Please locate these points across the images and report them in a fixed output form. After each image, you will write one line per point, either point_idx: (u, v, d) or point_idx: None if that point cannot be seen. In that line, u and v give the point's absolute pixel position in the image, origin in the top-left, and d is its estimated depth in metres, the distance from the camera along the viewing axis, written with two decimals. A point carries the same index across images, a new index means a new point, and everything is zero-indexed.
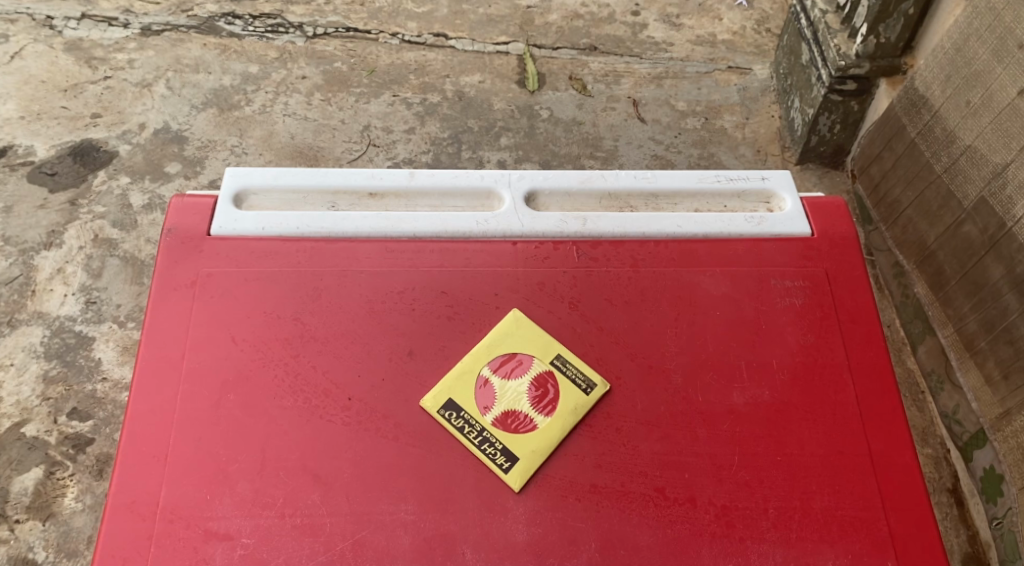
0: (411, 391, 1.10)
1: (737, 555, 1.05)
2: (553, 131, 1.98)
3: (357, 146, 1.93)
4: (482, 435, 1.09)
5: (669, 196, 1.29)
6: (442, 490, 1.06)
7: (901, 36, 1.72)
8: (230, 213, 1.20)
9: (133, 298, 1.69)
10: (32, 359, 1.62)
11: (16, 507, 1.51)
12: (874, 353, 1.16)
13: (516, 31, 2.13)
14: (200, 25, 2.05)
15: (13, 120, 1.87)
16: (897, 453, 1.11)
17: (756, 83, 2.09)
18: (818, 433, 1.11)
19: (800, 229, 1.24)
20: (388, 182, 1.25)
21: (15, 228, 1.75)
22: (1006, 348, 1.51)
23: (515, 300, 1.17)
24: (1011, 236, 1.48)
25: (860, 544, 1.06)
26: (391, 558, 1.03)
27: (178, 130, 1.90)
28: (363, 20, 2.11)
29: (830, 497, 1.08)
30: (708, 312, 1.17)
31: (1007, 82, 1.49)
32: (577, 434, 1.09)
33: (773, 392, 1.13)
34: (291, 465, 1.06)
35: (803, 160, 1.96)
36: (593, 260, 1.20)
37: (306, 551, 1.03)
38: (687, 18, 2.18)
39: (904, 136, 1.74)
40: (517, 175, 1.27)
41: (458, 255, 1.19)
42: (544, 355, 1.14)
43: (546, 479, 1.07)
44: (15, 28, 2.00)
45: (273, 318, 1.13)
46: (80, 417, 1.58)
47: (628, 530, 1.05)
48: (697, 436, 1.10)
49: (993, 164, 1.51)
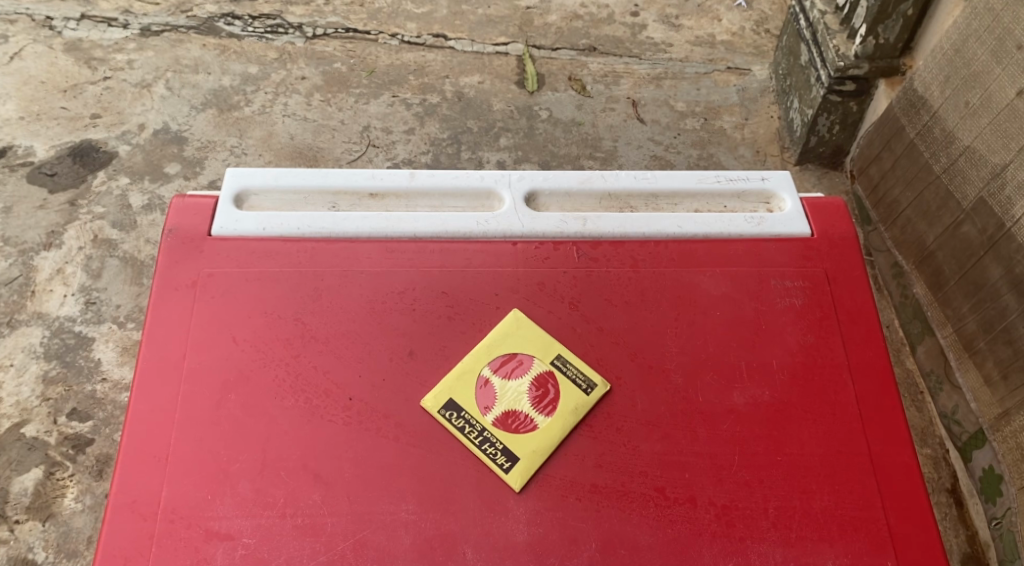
0: (411, 391, 1.10)
1: (737, 554, 1.05)
2: (553, 131, 1.99)
3: (356, 147, 1.93)
4: (482, 435, 1.09)
5: (669, 196, 1.29)
6: (442, 490, 1.06)
7: (900, 37, 1.73)
8: (230, 213, 1.20)
9: (133, 298, 1.70)
10: (32, 359, 1.63)
11: (16, 507, 1.51)
12: (873, 353, 1.16)
13: (515, 32, 2.13)
14: (199, 26, 2.05)
15: (13, 121, 1.88)
16: (897, 453, 1.11)
17: (756, 84, 2.09)
18: (818, 433, 1.11)
19: (800, 229, 1.24)
20: (388, 183, 1.25)
21: (15, 228, 1.75)
22: (1005, 348, 1.51)
23: (515, 300, 1.17)
24: (1010, 236, 1.48)
25: (860, 544, 1.07)
26: (391, 558, 1.03)
27: (177, 130, 1.90)
28: (363, 20, 2.11)
29: (830, 496, 1.08)
30: (708, 312, 1.17)
31: (1006, 83, 1.49)
32: (577, 434, 1.10)
33: (773, 392, 1.13)
34: (291, 465, 1.06)
35: (802, 161, 1.97)
36: (593, 260, 1.20)
37: (307, 551, 1.03)
38: (687, 19, 2.19)
39: (903, 136, 1.74)
40: (517, 175, 1.27)
41: (458, 255, 1.19)
42: (544, 355, 1.14)
43: (546, 479, 1.07)
44: (14, 28, 2.00)
45: (274, 319, 1.14)
46: (79, 418, 1.58)
47: (628, 530, 1.05)
48: (697, 436, 1.10)
49: (992, 165, 1.52)
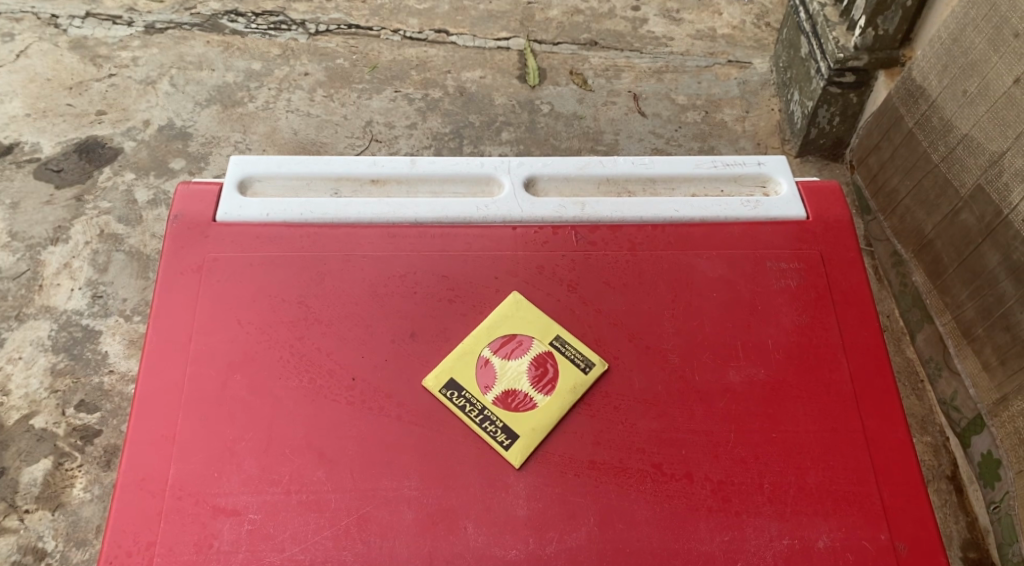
0: (413, 372, 1.13)
1: (732, 529, 1.07)
2: (554, 125, 2.01)
3: (359, 142, 1.95)
4: (483, 413, 1.11)
5: (667, 181, 1.31)
6: (443, 467, 1.08)
7: (899, 28, 1.74)
8: (235, 200, 1.22)
9: (139, 292, 1.72)
10: (40, 352, 1.65)
11: (25, 498, 1.53)
12: (868, 332, 1.18)
13: (516, 27, 2.16)
14: (203, 23, 2.08)
15: (19, 118, 1.90)
16: (889, 430, 1.13)
17: (756, 77, 2.11)
18: (813, 410, 1.13)
19: (795, 213, 1.26)
20: (389, 170, 1.27)
21: (22, 223, 1.78)
22: (1002, 334, 1.52)
23: (514, 283, 1.19)
24: (1008, 223, 1.50)
25: (854, 518, 1.08)
26: (394, 533, 1.05)
27: (181, 127, 1.93)
28: (364, 17, 2.13)
29: (824, 471, 1.10)
30: (705, 294, 1.19)
31: (1003, 71, 1.51)
32: (575, 412, 1.12)
33: (769, 370, 1.15)
34: (297, 443, 1.08)
35: (803, 152, 1.99)
36: (591, 244, 1.22)
37: (312, 526, 1.05)
38: (688, 13, 2.21)
39: (901, 126, 1.76)
40: (517, 161, 1.29)
41: (459, 240, 1.21)
42: (543, 336, 1.16)
43: (545, 456, 1.09)
44: (20, 27, 2.03)
45: (278, 302, 1.16)
46: (88, 409, 1.61)
47: (626, 506, 1.07)
48: (693, 413, 1.12)
49: (990, 153, 1.53)
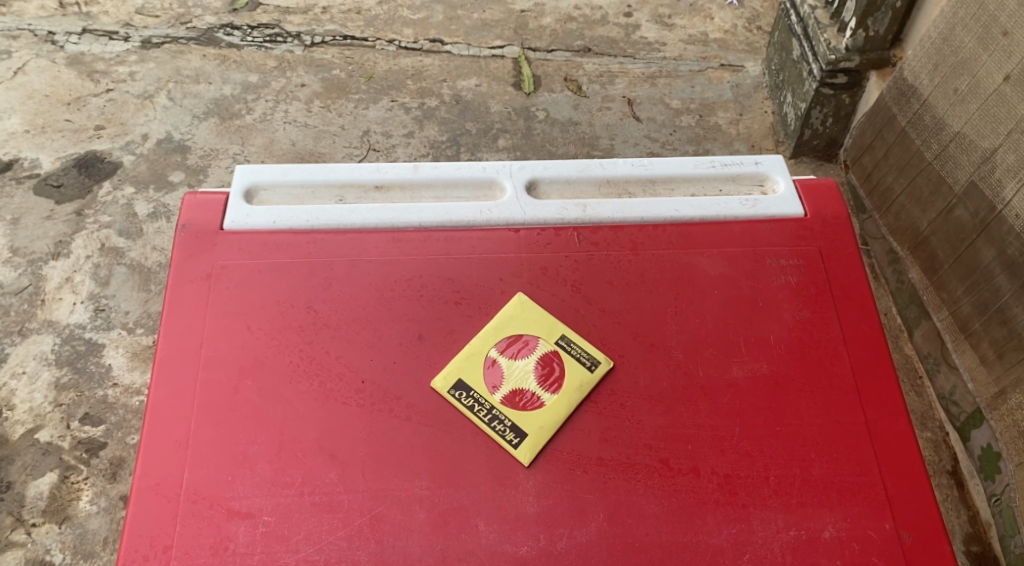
0: (421, 373, 1.14)
1: (739, 521, 1.09)
2: (550, 131, 2.03)
3: (357, 151, 1.97)
4: (491, 413, 1.13)
5: (666, 181, 1.33)
6: (453, 466, 1.10)
7: (890, 29, 1.77)
8: (241, 208, 1.24)
9: (141, 305, 1.73)
10: (44, 367, 1.66)
11: (31, 511, 1.54)
12: (868, 326, 1.20)
13: (511, 35, 2.18)
14: (199, 37, 2.10)
15: (18, 134, 1.92)
16: (891, 420, 1.15)
17: (748, 80, 2.14)
18: (816, 403, 1.15)
19: (793, 210, 1.28)
20: (393, 176, 1.29)
21: (23, 238, 1.79)
22: (999, 329, 1.54)
23: (519, 285, 1.21)
24: (1001, 219, 1.52)
25: (859, 507, 1.10)
26: (406, 532, 1.07)
27: (180, 140, 1.94)
28: (360, 28, 2.16)
29: (829, 463, 1.12)
30: (707, 292, 1.21)
31: (993, 69, 1.53)
32: (582, 409, 1.13)
33: (772, 364, 1.17)
34: (308, 446, 1.10)
35: (797, 154, 2.01)
36: (594, 244, 1.24)
37: (325, 527, 1.06)
38: (680, 18, 2.23)
39: (894, 125, 1.78)
40: (518, 165, 1.31)
41: (463, 243, 1.23)
42: (549, 335, 1.18)
43: (554, 453, 1.11)
44: (17, 44, 2.04)
45: (287, 308, 1.17)
46: (92, 422, 1.62)
47: (634, 501, 1.09)
48: (698, 409, 1.14)
49: (982, 150, 1.55)
